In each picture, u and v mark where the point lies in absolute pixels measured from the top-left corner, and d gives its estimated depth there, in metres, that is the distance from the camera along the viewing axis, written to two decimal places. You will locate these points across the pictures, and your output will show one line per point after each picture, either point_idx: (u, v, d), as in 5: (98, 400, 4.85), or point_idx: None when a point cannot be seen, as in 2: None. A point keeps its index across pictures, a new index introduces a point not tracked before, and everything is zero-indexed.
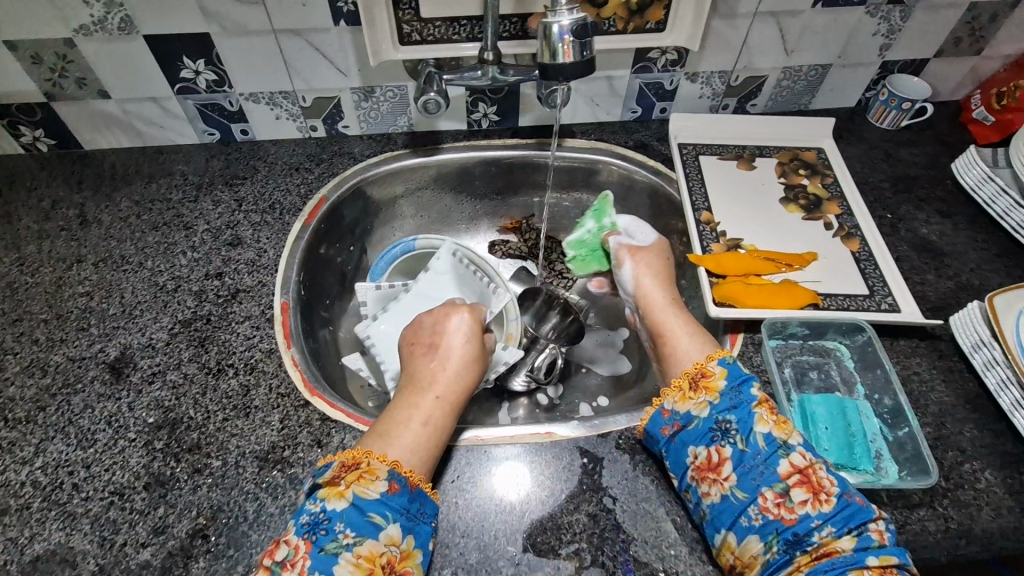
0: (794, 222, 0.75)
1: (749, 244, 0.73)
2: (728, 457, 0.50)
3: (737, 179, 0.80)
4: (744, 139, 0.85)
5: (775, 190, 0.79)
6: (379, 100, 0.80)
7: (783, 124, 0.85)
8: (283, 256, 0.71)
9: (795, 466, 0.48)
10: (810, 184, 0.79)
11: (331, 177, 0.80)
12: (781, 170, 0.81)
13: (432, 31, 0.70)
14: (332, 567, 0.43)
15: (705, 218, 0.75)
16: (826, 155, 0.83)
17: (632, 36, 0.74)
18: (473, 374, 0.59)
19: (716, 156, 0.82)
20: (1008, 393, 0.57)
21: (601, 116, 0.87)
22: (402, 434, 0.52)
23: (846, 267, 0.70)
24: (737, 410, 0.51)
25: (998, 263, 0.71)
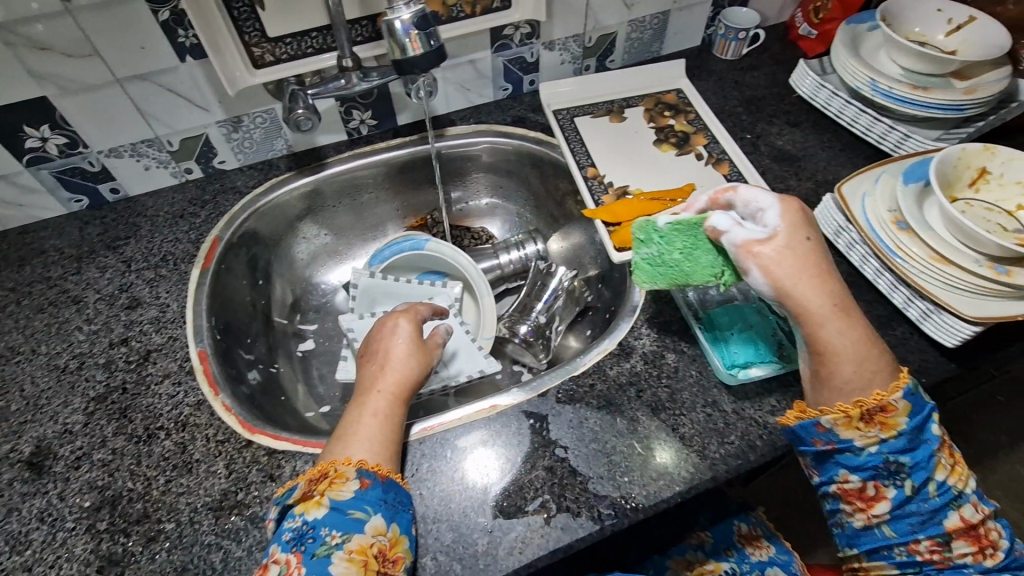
0: (670, 160, 0.82)
1: (634, 189, 0.78)
2: (890, 497, 0.51)
3: (612, 132, 0.85)
4: (611, 95, 0.90)
5: (647, 135, 0.85)
6: (250, 128, 0.79)
7: (642, 74, 0.91)
8: (188, 306, 0.69)
9: (962, 515, 0.51)
10: (677, 123, 0.86)
11: (219, 216, 0.78)
12: (648, 116, 0.87)
13: (284, 50, 0.69)
14: (327, 568, 0.45)
15: (591, 173, 0.80)
16: (685, 94, 0.90)
17: (482, 18, 0.77)
18: (415, 359, 0.59)
19: (589, 115, 0.87)
20: (870, 264, 0.65)
21: (476, 99, 0.90)
22: (359, 431, 0.53)
23: (722, 190, 0.77)
24: (912, 452, 0.50)
25: (845, 156, 0.81)
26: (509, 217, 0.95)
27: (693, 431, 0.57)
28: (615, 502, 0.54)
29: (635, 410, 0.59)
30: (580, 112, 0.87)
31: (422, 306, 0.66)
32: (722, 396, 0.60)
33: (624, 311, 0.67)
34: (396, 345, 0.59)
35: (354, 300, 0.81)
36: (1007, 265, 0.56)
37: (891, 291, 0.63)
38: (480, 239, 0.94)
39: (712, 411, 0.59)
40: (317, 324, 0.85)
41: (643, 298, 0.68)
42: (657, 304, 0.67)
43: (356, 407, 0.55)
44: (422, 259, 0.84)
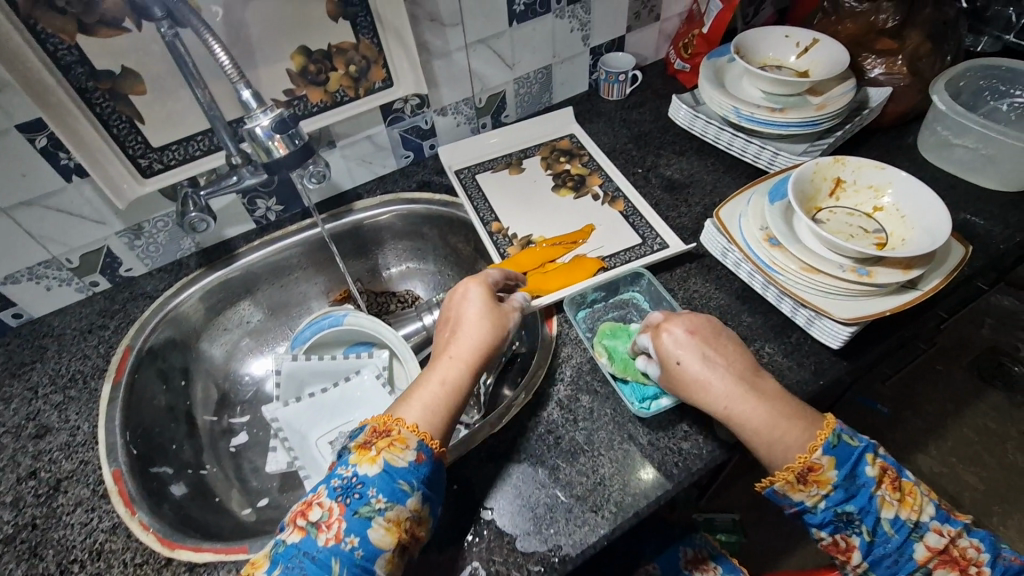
0: (569, 204, 0.86)
1: (538, 237, 0.81)
2: (857, 546, 0.51)
3: (512, 184, 0.89)
4: (508, 148, 0.95)
5: (545, 182, 0.89)
6: (152, 233, 0.79)
7: (535, 125, 0.96)
8: (100, 425, 0.67)
9: (928, 545, 0.50)
10: (572, 167, 0.91)
11: (129, 325, 0.77)
12: (546, 164, 0.92)
13: (171, 156, 0.70)
14: (366, 531, 0.47)
15: (495, 227, 0.83)
16: (577, 138, 0.95)
17: (367, 99, 0.79)
18: (483, 330, 0.60)
19: (490, 171, 0.91)
20: (758, 278, 0.69)
21: (380, 170, 0.92)
22: (422, 395, 0.56)
23: (620, 226, 0.81)
24: (855, 499, 0.51)
25: (729, 177, 0.86)
26: (431, 277, 0.97)
27: (613, 470, 0.58)
28: (544, 557, 0.54)
29: (556, 458, 0.60)
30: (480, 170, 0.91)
31: (486, 270, 0.68)
32: (637, 429, 0.61)
33: (538, 357, 0.68)
34: (469, 309, 0.62)
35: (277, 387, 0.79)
36: (869, 266, 0.60)
37: (781, 302, 0.67)
38: (406, 301, 0.95)
39: (629, 446, 0.60)
40: (248, 415, 0.84)
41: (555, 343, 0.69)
42: (568, 347, 0.69)
43: (445, 359, 0.58)
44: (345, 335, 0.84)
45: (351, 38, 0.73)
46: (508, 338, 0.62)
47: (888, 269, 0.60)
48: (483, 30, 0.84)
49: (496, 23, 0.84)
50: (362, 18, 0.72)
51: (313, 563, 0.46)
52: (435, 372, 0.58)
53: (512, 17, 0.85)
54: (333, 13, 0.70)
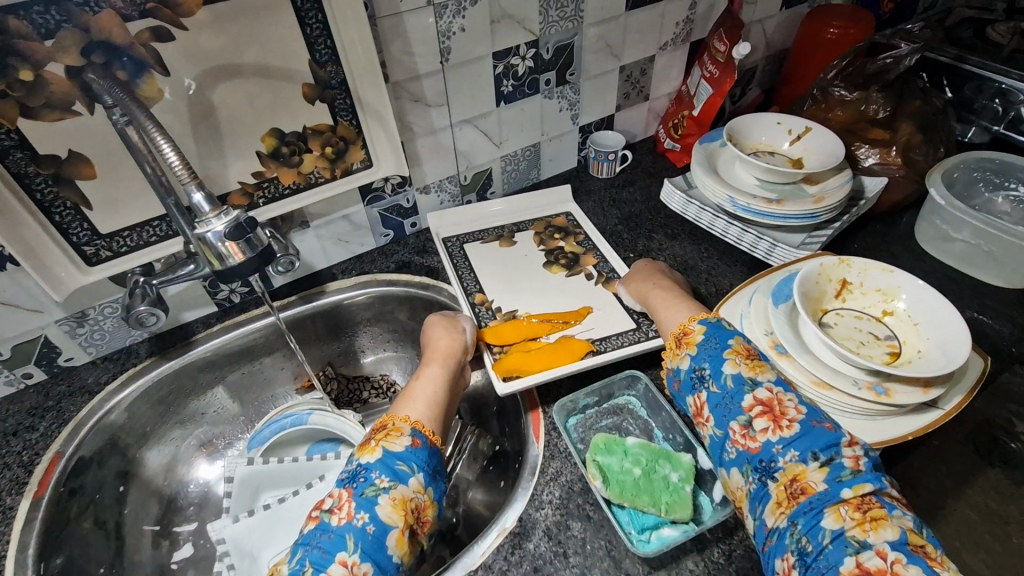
0: (560, 283, 0.80)
1: (524, 314, 0.75)
2: (705, 400, 0.53)
3: (500, 258, 0.84)
4: (500, 219, 0.90)
5: (536, 259, 0.84)
6: (98, 320, 0.71)
7: (527, 201, 0.91)
8: (9, 554, 0.57)
9: (760, 400, 0.50)
10: (566, 244, 0.86)
11: (62, 425, 0.68)
12: (539, 239, 0.87)
13: (123, 242, 0.64)
14: (374, 507, 0.48)
15: (479, 298, 0.77)
16: (574, 215, 0.91)
17: (344, 180, 0.74)
18: (452, 335, 0.68)
19: (479, 241, 0.86)
20: None
21: (356, 249, 0.87)
22: (415, 395, 0.60)
23: (614, 309, 0.75)
24: (710, 358, 0.55)
25: (725, 265, 0.82)
26: (408, 362, 0.89)
27: None
28: None
29: None
30: (467, 241, 0.86)
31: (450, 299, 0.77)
32: (635, 567, 0.53)
33: (523, 474, 0.61)
34: (436, 326, 0.70)
35: (228, 497, 0.69)
36: (885, 383, 0.55)
37: None
38: (381, 388, 0.88)
39: None
40: (194, 524, 0.74)
41: (541, 456, 0.62)
42: (557, 462, 0.62)
43: (420, 368, 0.64)
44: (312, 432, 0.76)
45: (329, 120, 0.69)
46: (471, 350, 0.69)
47: (905, 386, 0.55)
48: (470, 110, 0.81)
49: (484, 104, 0.81)
50: (341, 99, 0.68)
51: (330, 542, 0.46)
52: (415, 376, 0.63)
53: (500, 97, 0.82)
54: (310, 95, 0.66)
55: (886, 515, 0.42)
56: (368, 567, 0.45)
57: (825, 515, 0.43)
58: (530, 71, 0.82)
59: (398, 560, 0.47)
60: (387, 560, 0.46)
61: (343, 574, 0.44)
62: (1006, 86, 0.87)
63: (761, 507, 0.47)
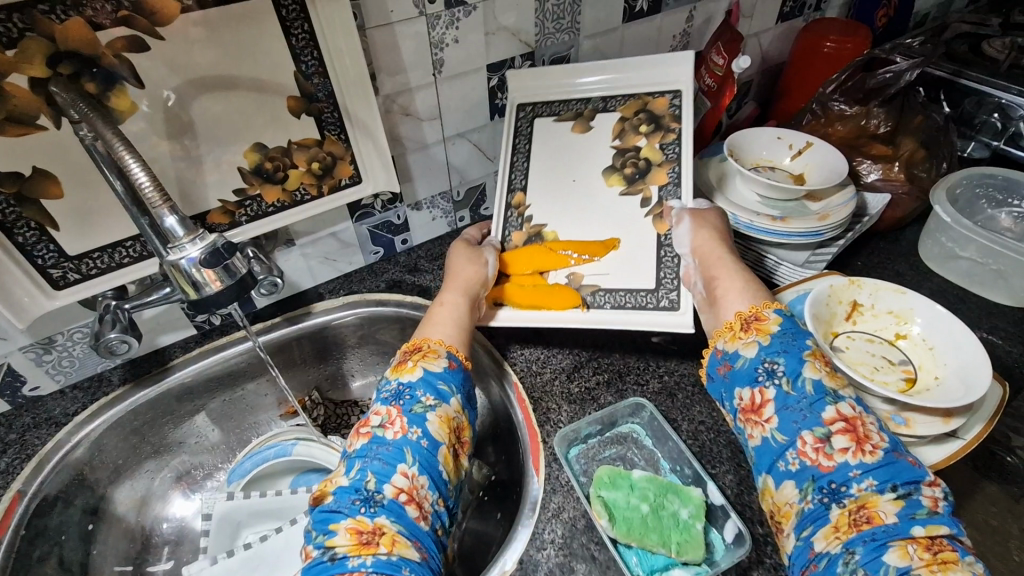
0: (612, 198, 0.74)
1: (551, 229, 0.73)
2: (772, 398, 0.49)
3: (566, 146, 0.78)
4: (587, 91, 0.79)
5: (603, 156, 0.76)
6: (67, 346, 0.66)
7: (644, 67, 0.76)
8: None
9: (842, 415, 0.47)
10: (647, 145, 0.75)
11: (25, 461, 0.63)
12: (619, 129, 0.76)
13: (92, 264, 0.60)
14: (424, 423, 0.50)
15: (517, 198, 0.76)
16: (679, 100, 0.75)
17: (332, 197, 0.71)
18: (471, 264, 0.69)
19: (554, 117, 0.78)
20: None
21: (345, 267, 0.83)
22: (440, 316, 0.63)
23: (641, 257, 0.70)
24: (787, 352, 0.51)
25: None
26: None
27: None
28: None
29: None
30: (544, 114, 0.78)
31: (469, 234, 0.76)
32: None
33: (522, 510, 0.57)
34: (457, 259, 0.70)
35: (206, 535, 0.65)
36: (904, 412, 0.53)
37: None
38: None
39: None
40: (168, 565, 0.69)
41: (542, 491, 0.58)
42: (558, 496, 0.58)
43: (442, 295, 0.65)
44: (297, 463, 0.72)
45: (316, 134, 0.66)
46: (489, 283, 0.69)
47: (925, 415, 0.52)
48: (464, 123, 0.78)
49: (478, 117, 0.79)
50: (328, 113, 0.65)
51: (388, 454, 0.48)
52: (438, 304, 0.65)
53: (495, 110, 0.80)
54: (296, 109, 0.63)
55: (956, 560, 0.39)
56: (425, 480, 0.48)
57: (890, 549, 0.40)
58: None
59: (447, 475, 0.50)
60: (439, 474, 0.49)
61: (403, 484, 0.47)
62: (1006, 101, 0.86)
63: (812, 528, 0.44)
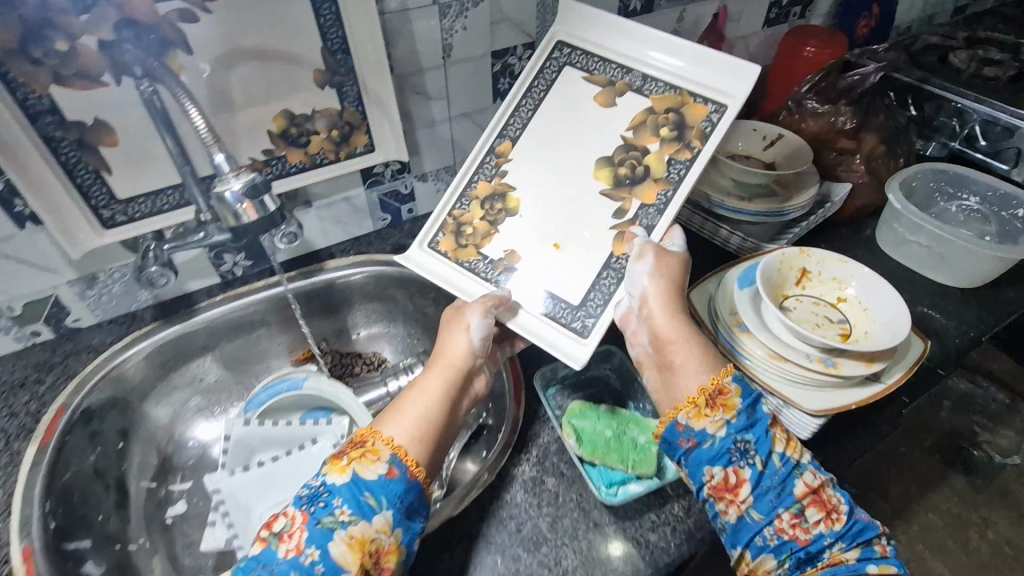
0: (591, 193, 0.70)
1: (514, 196, 0.73)
2: (747, 479, 0.49)
3: (571, 110, 0.73)
4: (641, 54, 0.69)
5: (607, 143, 0.70)
6: (107, 284, 0.75)
7: (707, 60, 0.65)
8: (16, 494, 0.60)
9: (810, 487, 0.49)
10: (653, 99, 0.69)
11: (69, 380, 0.71)
12: (637, 120, 0.69)
13: (137, 209, 0.68)
14: (327, 544, 0.46)
15: (500, 152, 0.75)
16: (719, 117, 0.65)
17: (347, 162, 0.79)
18: (462, 340, 0.63)
19: (585, 71, 0.72)
20: None
21: (355, 231, 0.91)
22: (406, 403, 0.57)
23: (582, 272, 0.69)
24: (753, 431, 0.51)
25: (699, 259, 0.88)
26: (400, 340, 0.94)
27: (576, 564, 0.55)
28: None
29: (517, 547, 0.57)
30: (576, 62, 0.73)
31: (491, 298, 0.67)
32: (603, 518, 0.59)
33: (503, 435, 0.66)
34: (453, 340, 0.63)
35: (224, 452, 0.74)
36: (833, 357, 0.62)
37: None
38: (372, 364, 0.92)
39: (595, 537, 0.57)
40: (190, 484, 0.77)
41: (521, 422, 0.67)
42: (535, 426, 0.67)
43: (421, 373, 0.60)
44: (307, 401, 0.81)
45: (337, 105, 0.74)
46: (478, 353, 0.63)
47: (852, 360, 0.61)
48: (468, 104, 0.87)
49: (482, 100, 0.87)
50: (348, 86, 0.74)
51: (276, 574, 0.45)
52: (402, 401, 0.56)
53: (497, 94, 0.88)
54: (320, 81, 0.71)
55: None
56: None
57: None
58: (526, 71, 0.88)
59: None
60: None
61: None
62: (961, 106, 0.95)
63: None
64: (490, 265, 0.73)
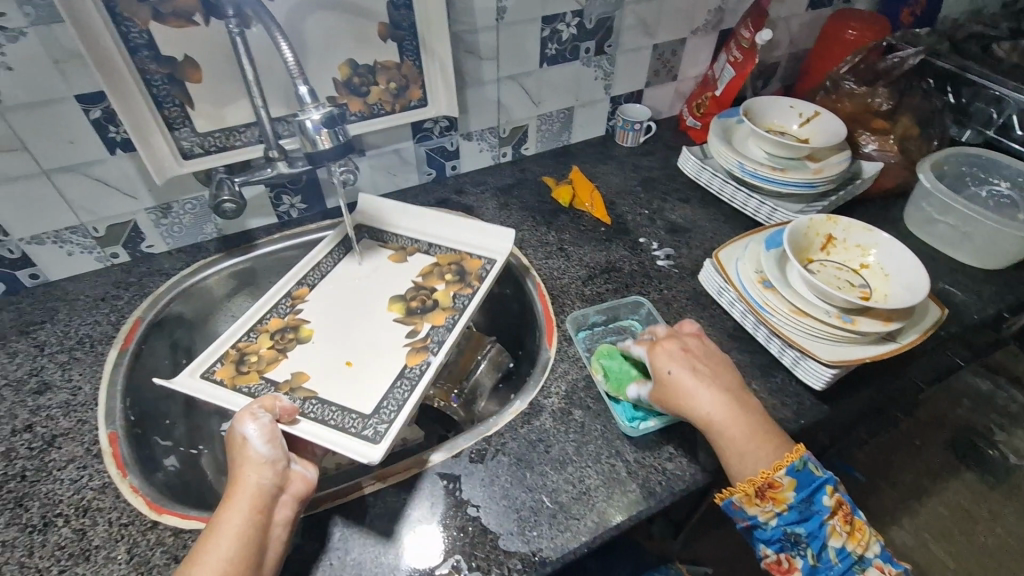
0: (385, 322, 0.79)
1: (308, 327, 0.77)
2: (798, 568, 0.56)
3: (382, 273, 0.85)
4: (437, 235, 0.89)
5: (401, 285, 0.83)
6: (179, 214, 0.82)
7: (480, 232, 0.86)
8: (101, 388, 0.68)
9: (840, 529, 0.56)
10: (442, 291, 0.81)
11: (143, 298, 0.79)
12: (428, 271, 0.84)
13: (213, 143, 0.75)
14: None
15: (297, 295, 0.81)
16: (488, 269, 0.83)
17: (402, 114, 0.85)
18: (258, 474, 0.55)
19: (382, 244, 0.89)
20: (749, 318, 0.74)
21: (402, 183, 0.97)
22: (220, 541, 0.50)
23: (365, 382, 0.71)
24: (805, 523, 0.56)
25: (728, 227, 0.92)
26: None
27: (598, 481, 0.61)
28: (525, 556, 0.55)
29: (544, 465, 0.62)
30: (375, 238, 0.90)
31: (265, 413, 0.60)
32: (624, 446, 0.64)
33: (536, 370, 0.72)
34: (246, 466, 0.55)
35: None
36: (852, 314, 0.65)
37: (780, 353, 0.71)
38: None
39: (615, 461, 0.62)
40: None
41: (552, 359, 0.73)
42: (565, 363, 0.72)
43: (217, 517, 0.52)
44: None
45: (396, 58, 0.79)
46: (276, 470, 0.56)
47: (870, 319, 0.65)
48: (515, 67, 0.91)
49: (528, 63, 0.92)
50: (408, 41, 0.79)
51: None
52: (207, 537, 0.50)
53: (543, 59, 0.92)
54: (383, 34, 0.76)
55: None
56: None
57: None
58: (572, 38, 0.92)
59: None
60: None
61: None
62: (1000, 94, 0.96)
63: None
64: (272, 389, 0.70)
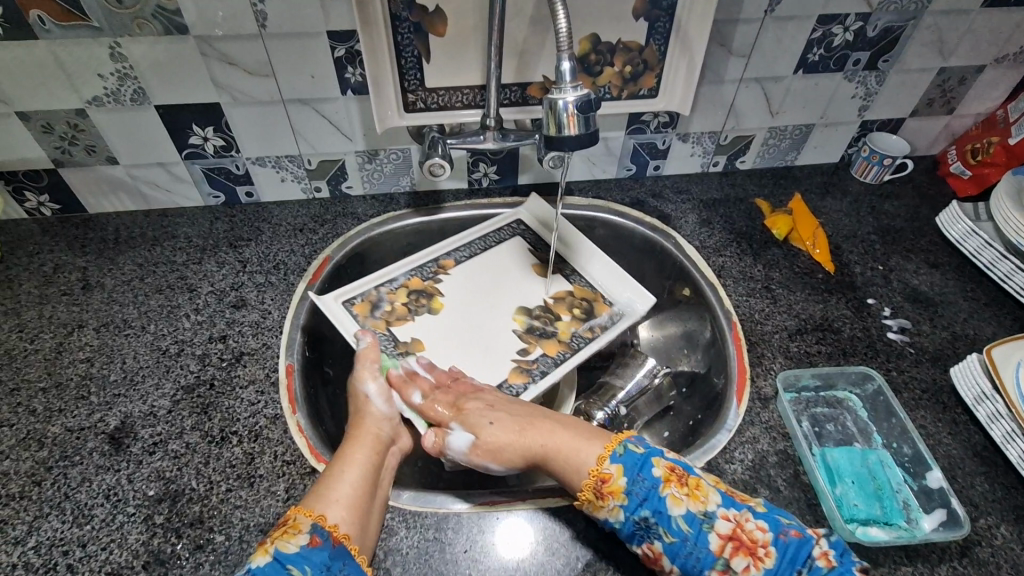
0: (504, 328, 0.73)
1: (441, 301, 0.75)
2: None
3: (517, 278, 0.79)
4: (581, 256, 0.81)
5: (532, 297, 0.77)
6: (383, 162, 0.82)
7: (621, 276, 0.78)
8: (286, 317, 0.70)
9: (724, 535, 0.48)
10: (567, 322, 0.74)
11: (335, 238, 0.80)
12: (561, 295, 0.77)
13: (435, 100, 0.73)
14: None
15: (443, 265, 0.79)
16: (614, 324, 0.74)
17: (626, 102, 0.77)
18: (377, 420, 0.60)
19: (528, 245, 0.83)
20: (1014, 444, 0.58)
21: (598, 173, 0.89)
22: (343, 473, 0.53)
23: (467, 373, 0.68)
24: (648, 502, 0.50)
25: (989, 312, 0.74)
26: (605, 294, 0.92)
27: None
28: None
29: None
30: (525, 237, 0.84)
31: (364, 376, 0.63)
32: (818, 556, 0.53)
33: (715, 428, 0.62)
34: (368, 412, 0.60)
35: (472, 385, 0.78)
36: None
37: None
38: None
39: None
40: None
41: (739, 421, 0.62)
42: (755, 428, 0.62)
43: (340, 452, 0.56)
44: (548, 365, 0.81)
45: (642, 40, 0.71)
46: (393, 419, 0.61)
47: None
48: (766, 69, 0.78)
49: (783, 68, 0.78)
50: (661, 22, 0.70)
51: None
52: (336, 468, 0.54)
53: (801, 65, 0.78)
54: (638, 11, 0.68)
55: None
56: None
57: None
58: (845, 45, 0.77)
59: None
60: None
61: None
62: None
63: None
64: (390, 344, 0.70)
